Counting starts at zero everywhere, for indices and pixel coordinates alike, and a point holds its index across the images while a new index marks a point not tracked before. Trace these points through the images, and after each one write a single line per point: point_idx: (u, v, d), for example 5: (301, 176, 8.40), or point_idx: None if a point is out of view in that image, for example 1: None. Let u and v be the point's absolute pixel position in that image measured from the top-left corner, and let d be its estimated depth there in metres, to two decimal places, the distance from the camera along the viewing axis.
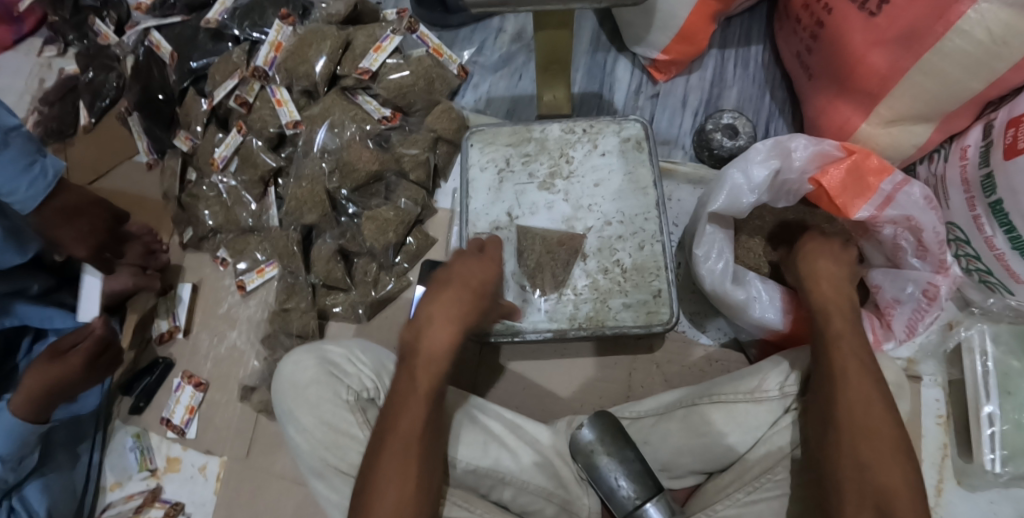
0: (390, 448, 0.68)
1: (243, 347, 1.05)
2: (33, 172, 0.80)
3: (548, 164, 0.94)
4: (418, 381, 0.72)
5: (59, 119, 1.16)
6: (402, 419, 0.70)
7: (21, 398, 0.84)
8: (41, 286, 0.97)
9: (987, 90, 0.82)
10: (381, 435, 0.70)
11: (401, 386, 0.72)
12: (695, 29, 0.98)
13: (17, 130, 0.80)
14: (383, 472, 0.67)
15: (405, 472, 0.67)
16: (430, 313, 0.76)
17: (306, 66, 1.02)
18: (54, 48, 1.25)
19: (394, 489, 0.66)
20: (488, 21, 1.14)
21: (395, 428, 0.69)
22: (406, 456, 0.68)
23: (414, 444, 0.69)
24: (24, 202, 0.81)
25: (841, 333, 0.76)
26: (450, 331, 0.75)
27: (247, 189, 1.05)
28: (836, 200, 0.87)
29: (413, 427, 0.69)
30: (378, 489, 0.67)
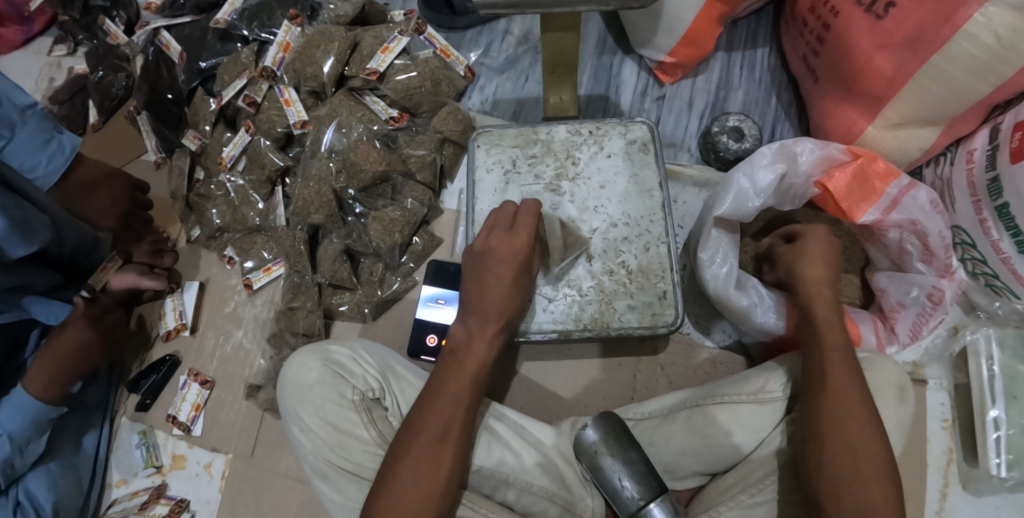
0: (414, 453, 0.69)
1: (249, 346, 1.06)
2: (51, 148, 0.87)
3: (554, 166, 0.94)
4: (460, 378, 0.72)
5: (69, 118, 1.17)
6: (440, 415, 0.70)
7: (36, 377, 0.90)
8: (48, 282, 0.97)
9: (994, 94, 0.82)
10: (417, 427, 0.70)
11: (444, 380, 0.72)
12: (700, 32, 0.98)
13: (33, 109, 0.87)
14: (413, 460, 0.68)
15: (425, 479, 0.68)
16: (482, 321, 0.73)
17: (313, 67, 1.02)
18: (63, 48, 1.25)
19: (413, 494, 0.67)
20: (494, 24, 1.14)
21: (426, 425, 0.70)
22: (429, 464, 0.68)
23: (439, 452, 0.69)
24: (45, 178, 0.87)
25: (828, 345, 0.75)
26: (494, 328, 0.73)
27: (254, 188, 1.05)
28: (842, 204, 0.88)
29: (452, 425, 0.70)
30: (406, 480, 0.68)
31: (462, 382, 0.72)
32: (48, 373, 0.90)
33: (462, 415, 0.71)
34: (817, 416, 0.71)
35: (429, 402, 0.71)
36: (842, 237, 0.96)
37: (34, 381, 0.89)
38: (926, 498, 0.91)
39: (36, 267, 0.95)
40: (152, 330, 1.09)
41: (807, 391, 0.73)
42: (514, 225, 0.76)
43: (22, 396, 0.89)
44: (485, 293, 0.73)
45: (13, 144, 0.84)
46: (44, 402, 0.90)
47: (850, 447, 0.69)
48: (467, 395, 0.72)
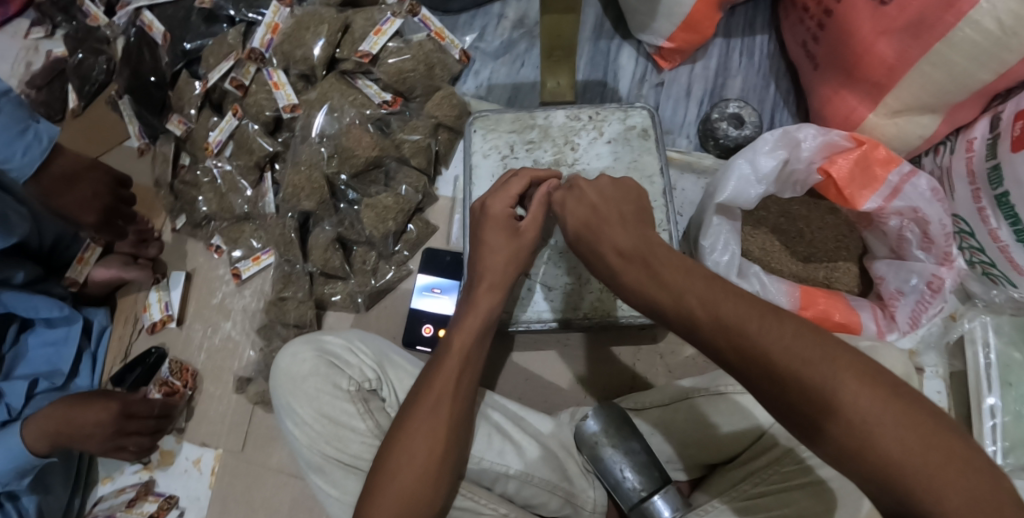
0: (412, 436, 0.66)
1: (238, 338, 1.03)
2: (27, 138, 0.81)
3: (552, 152, 0.92)
4: (453, 345, 0.69)
5: (48, 103, 1.12)
6: (433, 389, 0.68)
7: (37, 428, 0.85)
8: (26, 275, 0.93)
9: (996, 82, 0.81)
10: (411, 405, 0.68)
11: (438, 353, 0.70)
12: (700, 17, 0.97)
13: (8, 97, 0.81)
14: (410, 434, 0.66)
15: (421, 462, 0.66)
16: (477, 289, 0.71)
17: (303, 50, 0.99)
18: (41, 30, 1.21)
19: (408, 479, 0.65)
20: (489, 7, 1.11)
21: (425, 393, 0.68)
22: (426, 445, 0.66)
23: (436, 433, 0.67)
24: (21, 169, 0.82)
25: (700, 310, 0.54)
26: (496, 296, 0.71)
27: (242, 175, 1.02)
28: (844, 191, 0.88)
29: (445, 398, 0.68)
30: (399, 462, 0.66)
31: (456, 360, 0.69)
32: (53, 428, 0.86)
33: (458, 392, 0.69)
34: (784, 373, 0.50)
35: (425, 383, 0.69)
36: (841, 226, 0.96)
37: (34, 433, 0.85)
38: None
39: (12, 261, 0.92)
40: (137, 323, 1.05)
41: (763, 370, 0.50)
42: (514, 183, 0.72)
43: (15, 442, 0.85)
44: (486, 259, 0.71)
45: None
46: (30, 455, 0.85)
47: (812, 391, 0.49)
48: (462, 372, 0.69)
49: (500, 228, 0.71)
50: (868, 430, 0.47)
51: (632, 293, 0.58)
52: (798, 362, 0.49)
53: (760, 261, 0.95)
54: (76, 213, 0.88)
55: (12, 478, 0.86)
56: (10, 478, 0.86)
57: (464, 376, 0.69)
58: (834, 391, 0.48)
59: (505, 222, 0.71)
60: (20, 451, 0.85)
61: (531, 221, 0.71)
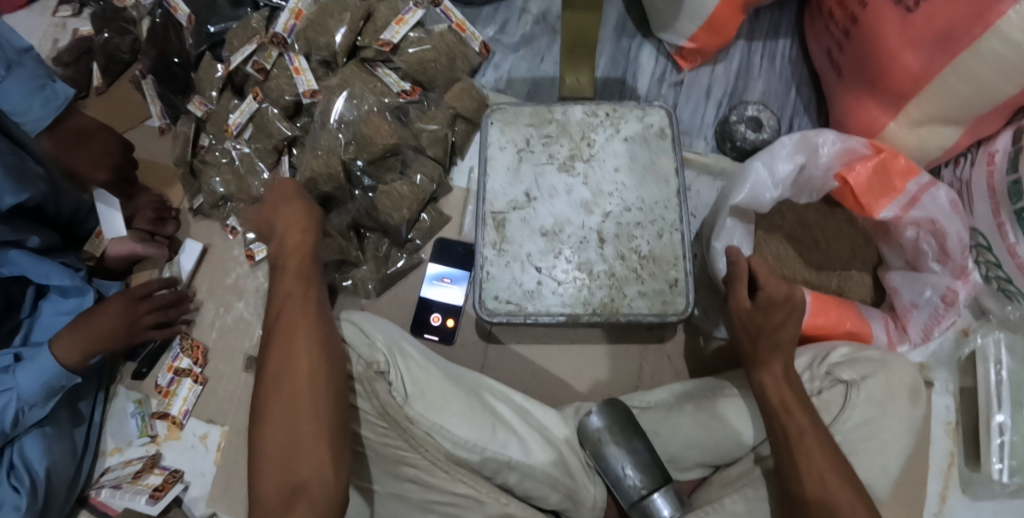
0: (276, 393, 0.70)
1: (250, 318, 1.04)
2: (45, 94, 0.86)
3: (569, 147, 0.92)
4: (277, 302, 0.76)
5: (74, 80, 1.15)
6: (276, 351, 0.72)
7: (68, 345, 0.89)
8: (41, 241, 0.93)
9: (1021, 95, 0.80)
10: (262, 377, 0.72)
11: (269, 322, 0.75)
12: (723, 19, 0.96)
13: (30, 55, 0.87)
14: (271, 399, 0.70)
15: (289, 428, 0.68)
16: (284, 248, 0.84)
17: (326, 36, 1.00)
18: (70, 8, 1.23)
19: (283, 448, 0.67)
20: (511, 1, 1.11)
21: (272, 359, 0.72)
22: (288, 397, 0.69)
23: (295, 389, 0.69)
24: (36, 122, 0.86)
25: (771, 370, 0.75)
26: (309, 249, 0.84)
27: (261, 157, 1.03)
28: (861, 199, 0.87)
29: (290, 354, 0.71)
30: (268, 429, 0.69)
31: (283, 311, 0.74)
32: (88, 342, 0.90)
33: (313, 347, 0.72)
34: (784, 430, 0.72)
35: (268, 346, 0.73)
36: (856, 237, 0.95)
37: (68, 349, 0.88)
38: (925, 499, 0.91)
39: (31, 223, 0.92)
40: None
41: (776, 426, 0.73)
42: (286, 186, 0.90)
43: (48, 357, 0.87)
44: (284, 225, 0.86)
45: (6, 84, 0.83)
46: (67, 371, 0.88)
47: (793, 450, 0.71)
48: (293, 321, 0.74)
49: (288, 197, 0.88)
50: (825, 495, 0.68)
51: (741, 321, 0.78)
52: (788, 440, 0.71)
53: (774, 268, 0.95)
54: (89, 170, 0.92)
55: (40, 400, 0.88)
56: (39, 400, 0.88)
57: (303, 335, 0.73)
58: (806, 463, 0.69)
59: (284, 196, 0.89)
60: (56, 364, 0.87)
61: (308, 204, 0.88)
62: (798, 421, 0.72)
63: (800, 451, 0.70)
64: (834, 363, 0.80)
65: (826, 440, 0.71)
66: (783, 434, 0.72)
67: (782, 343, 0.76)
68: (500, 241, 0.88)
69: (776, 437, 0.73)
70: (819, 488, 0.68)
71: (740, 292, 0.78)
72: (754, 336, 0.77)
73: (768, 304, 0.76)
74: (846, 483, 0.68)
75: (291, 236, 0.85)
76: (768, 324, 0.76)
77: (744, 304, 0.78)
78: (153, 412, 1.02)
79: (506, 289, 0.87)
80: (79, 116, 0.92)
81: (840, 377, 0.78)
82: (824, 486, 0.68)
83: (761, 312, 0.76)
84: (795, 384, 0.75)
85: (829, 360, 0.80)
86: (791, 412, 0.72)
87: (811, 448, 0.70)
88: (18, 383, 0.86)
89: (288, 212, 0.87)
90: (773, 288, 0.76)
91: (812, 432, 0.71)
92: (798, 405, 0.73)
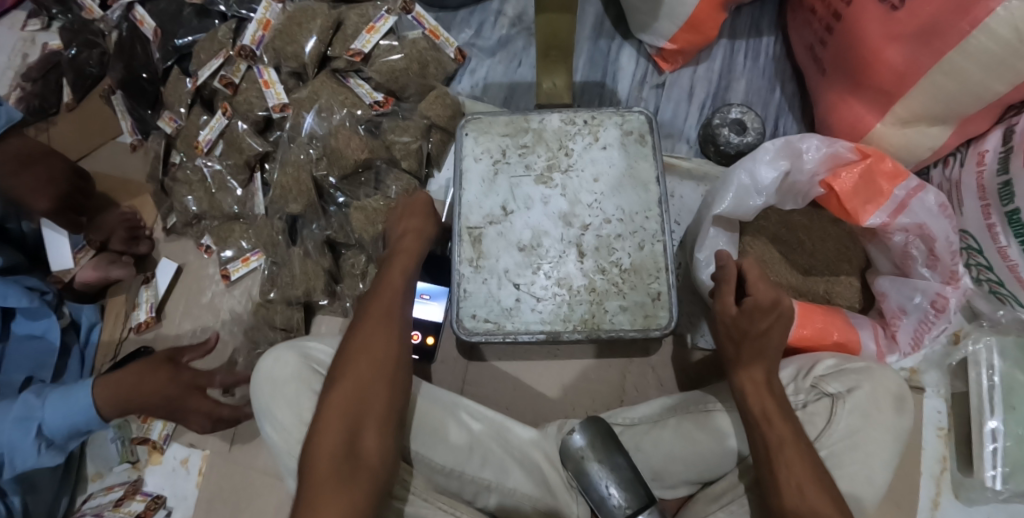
0: (351, 385, 0.66)
1: (227, 337, 1.02)
2: None
3: (546, 157, 0.89)
4: (382, 300, 0.71)
5: (41, 96, 1.10)
6: (368, 345, 0.68)
7: (106, 387, 0.83)
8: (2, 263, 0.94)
9: (1010, 93, 0.77)
10: (341, 366, 0.67)
11: (363, 313, 0.70)
12: (704, 18, 0.93)
13: None
14: (343, 391, 0.66)
15: (359, 400, 0.65)
16: (402, 237, 0.78)
17: (295, 46, 0.96)
18: (37, 22, 1.19)
19: (353, 419, 0.65)
20: (486, 3, 1.08)
21: (356, 355, 0.67)
22: (362, 398, 0.65)
23: (375, 396, 0.66)
24: None
25: (753, 376, 0.73)
26: (420, 247, 0.77)
27: (232, 174, 1.00)
28: (846, 205, 0.83)
29: (380, 356, 0.67)
30: (330, 417, 0.65)
31: (382, 313, 0.70)
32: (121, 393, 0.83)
33: (401, 335, 0.69)
34: (764, 438, 0.70)
35: (355, 335, 0.69)
36: (843, 238, 0.93)
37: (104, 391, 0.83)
38: (917, 505, 0.89)
39: None
40: (127, 322, 1.03)
41: (756, 435, 0.71)
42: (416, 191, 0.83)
43: (87, 397, 0.83)
44: (402, 216, 0.80)
45: None
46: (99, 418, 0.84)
47: (771, 460, 0.68)
48: (393, 329, 0.69)
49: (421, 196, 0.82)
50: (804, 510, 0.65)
51: (723, 322, 0.76)
52: (768, 451, 0.69)
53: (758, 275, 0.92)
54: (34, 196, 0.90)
55: (68, 439, 0.85)
56: (65, 438, 0.85)
57: (396, 319, 0.70)
58: (784, 475, 0.67)
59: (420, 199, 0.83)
60: (89, 406, 0.83)
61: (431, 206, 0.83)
62: (779, 430, 0.69)
63: (779, 461, 0.68)
64: (819, 376, 0.78)
65: (808, 450, 0.69)
66: (763, 445, 0.70)
67: (766, 350, 0.73)
68: (476, 257, 0.86)
69: (755, 447, 0.71)
70: (797, 498, 0.66)
71: (726, 297, 0.76)
72: (737, 340, 0.75)
73: (754, 310, 0.73)
74: (827, 496, 0.66)
75: (408, 229, 0.79)
76: (753, 328, 0.73)
77: (730, 308, 0.76)
78: (133, 437, 0.99)
79: (483, 306, 0.84)
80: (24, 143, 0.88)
81: (825, 391, 0.77)
82: (803, 498, 0.66)
83: (747, 316, 0.74)
84: (779, 392, 0.73)
85: (815, 372, 0.79)
86: (772, 422, 0.70)
87: (792, 459, 0.68)
88: (46, 415, 0.83)
89: (409, 213, 0.80)
90: (761, 295, 0.73)
91: (793, 441, 0.69)
92: (780, 412, 0.71)
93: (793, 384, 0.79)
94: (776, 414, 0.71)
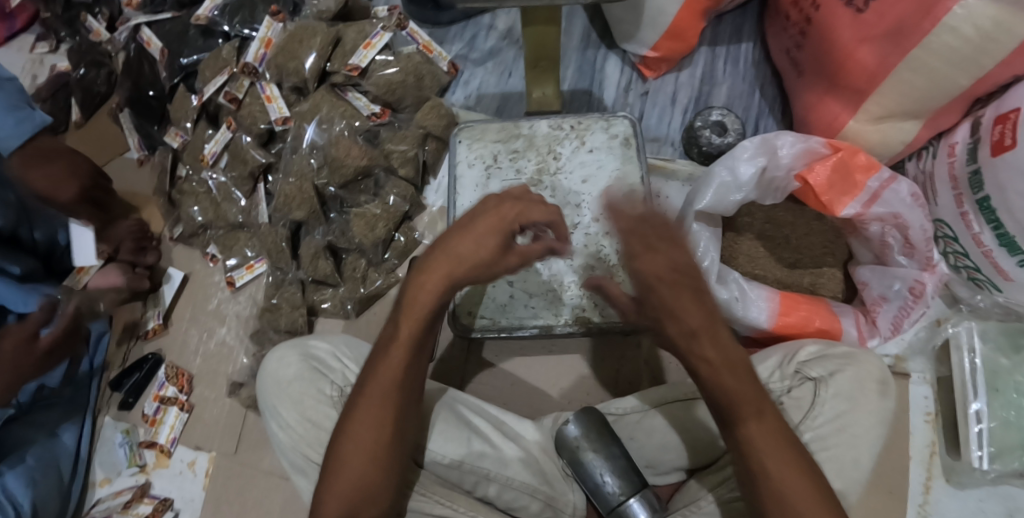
0: (353, 462, 0.66)
1: (232, 343, 1.05)
2: (21, 114, 0.88)
3: (536, 161, 0.94)
4: (390, 369, 0.67)
5: (51, 115, 1.16)
6: (371, 420, 0.66)
7: None
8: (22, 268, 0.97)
9: (975, 86, 0.82)
10: (344, 436, 0.67)
11: (372, 381, 0.67)
12: (684, 26, 0.98)
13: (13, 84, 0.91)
14: (345, 467, 0.66)
15: (362, 478, 0.66)
16: (418, 280, 0.65)
17: (295, 62, 1.01)
18: (46, 45, 1.25)
19: (344, 507, 0.65)
20: (478, 18, 1.13)
21: (359, 430, 0.67)
22: (365, 473, 0.66)
23: (374, 471, 0.66)
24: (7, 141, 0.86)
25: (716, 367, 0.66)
26: (444, 290, 0.65)
27: (236, 185, 1.05)
28: (822, 197, 0.87)
29: (383, 432, 0.67)
30: (333, 492, 0.66)
31: (389, 385, 0.67)
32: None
33: (401, 409, 0.68)
34: (743, 432, 0.66)
35: (358, 405, 0.67)
36: (826, 232, 0.97)
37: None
38: (908, 490, 0.91)
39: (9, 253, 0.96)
40: (135, 330, 1.08)
41: (732, 422, 0.67)
42: (497, 204, 0.65)
43: None
44: (453, 245, 0.64)
45: None
46: None
47: (754, 452, 0.66)
48: (398, 400, 0.67)
49: (487, 226, 0.64)
50: (788, 499, 0.64)
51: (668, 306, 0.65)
52: (746, 446, 0.66)
53: (743, 268, 0.96)
54: (54, 191, 0.90)
55: None
56: None
57: (399, 393, 0.68)
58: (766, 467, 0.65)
59: (491, 241, 0.64)
60: None
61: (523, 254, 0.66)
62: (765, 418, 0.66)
63: (758, 453, 0.65)
64: (802, 362, 0.81)
65: (786, 433, 0.67)
66: (743, 430, 0.66)
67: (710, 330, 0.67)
68: None
69: (732, 433, 0.68)
70: (780, 490, 0.64)
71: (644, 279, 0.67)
72: (670, 322, 0.66)
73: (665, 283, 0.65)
74: (811, 481, 0.65)
75: (439, 267, 0.64)
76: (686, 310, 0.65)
77: (641, 282, 0.67)
78: (142, 441, 1.03)
79: (479, 304, 0.88)
80: (49, 141, 0.90)
81: (809, 375, 0.79)
82: (784, 487, 0.64)
83: (701, 295, 0.65)
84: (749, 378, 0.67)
85: (799, 358, 0.81)
86: (751, 413, 0.66)
87: (769, 448, 0.66)
88: None
89: (467, 234, 0.64)
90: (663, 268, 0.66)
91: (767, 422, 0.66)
92: (757, 396, 0.67)
93: (778, 372, 0.81)
94: (749, 403, 0.66)
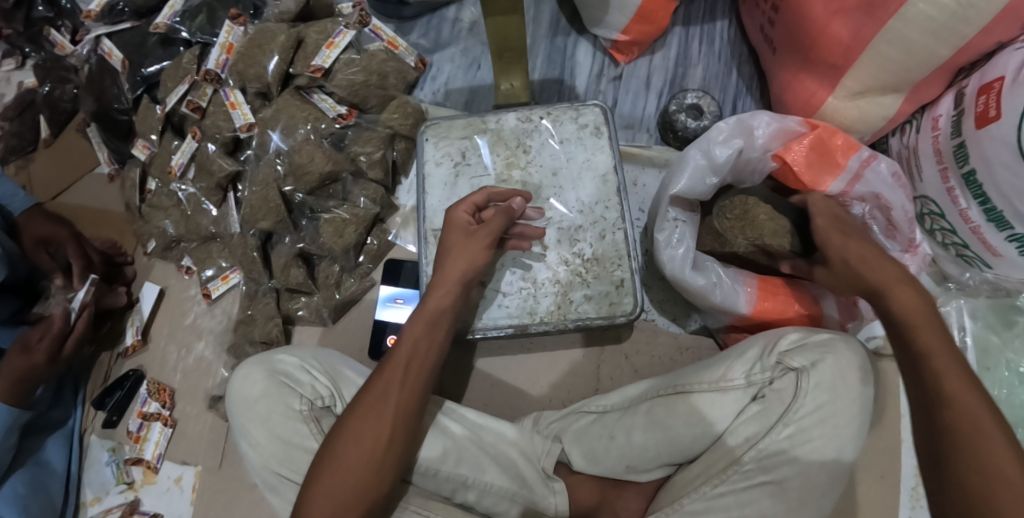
0: (344, 463, 0.69)
1: (211, 357, 1.05)
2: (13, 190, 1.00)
3: (505, 156, 0.91)
4: (399, 377, 0.72)
5: (19, 134, 1.14)
6: (372, 424, 0.71)
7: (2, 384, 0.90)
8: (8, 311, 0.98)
9: (956, 55, 0.78)
10: (340, 437, 0.71)
11: (381, 387, 0.72)
12: (654, 7, 0.94)
13: None
14: (339, 465, 0.69)
15: (354, 478, 0.69)
16: (433, 288, 0.76)
17: (256, 67, 0.99)
18: (12, 62, 1.23)
19: (339, 500, 0.68)
20: (443, 11, 1.10)
21: (357, 431, 0.70)
22: (355, 476, 0.69)
23: (365, 475, 0.69)
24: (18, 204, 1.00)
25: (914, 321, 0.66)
26: (456, 290, 0.77)
27: (206, 196, 1.02)
28: (802, 178, 0.84)
29: (381, 438, 0.70)
30: (321, 491, 0.69)
31: (397, 391, 0.72)
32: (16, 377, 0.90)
33: (402, 419, 0.72)
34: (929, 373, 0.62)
35: (362, 409, 0.72)
36: None
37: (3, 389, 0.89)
38: (900, 473, 0.89)
39: None
40: (115, 349, 1.08)
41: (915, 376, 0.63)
42: (470, 235, 0.78)
43: None
44: (450, 256, 0.77)
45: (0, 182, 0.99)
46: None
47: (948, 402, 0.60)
48: (404, 406, 0.72)
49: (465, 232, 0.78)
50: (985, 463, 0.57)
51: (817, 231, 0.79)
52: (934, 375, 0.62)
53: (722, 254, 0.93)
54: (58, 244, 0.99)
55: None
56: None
57: (400, 402, 0.72)
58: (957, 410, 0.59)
59: (464, 227, 0.79)
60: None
61: (486, 226, 0.78)
62: (957, 375, 0.61)
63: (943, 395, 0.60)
64: (783, 352, 0.78)
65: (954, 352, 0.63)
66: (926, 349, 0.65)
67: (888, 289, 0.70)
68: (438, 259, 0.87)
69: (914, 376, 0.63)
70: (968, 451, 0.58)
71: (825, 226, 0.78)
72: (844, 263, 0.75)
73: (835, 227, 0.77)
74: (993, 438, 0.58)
75: (457, 270, 0.76)
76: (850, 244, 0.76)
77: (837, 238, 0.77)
78: (127, 459, 1.02)
79: None
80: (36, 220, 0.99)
81: (790, 365, 0.76)
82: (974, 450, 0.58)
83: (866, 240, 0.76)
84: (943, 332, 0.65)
85: (779, 348, 0.78)
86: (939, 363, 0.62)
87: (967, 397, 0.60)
88: None
89: (461, 252, 0.77)
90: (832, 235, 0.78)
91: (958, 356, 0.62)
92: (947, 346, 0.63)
93: (760, 363, 0.78)
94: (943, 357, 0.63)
